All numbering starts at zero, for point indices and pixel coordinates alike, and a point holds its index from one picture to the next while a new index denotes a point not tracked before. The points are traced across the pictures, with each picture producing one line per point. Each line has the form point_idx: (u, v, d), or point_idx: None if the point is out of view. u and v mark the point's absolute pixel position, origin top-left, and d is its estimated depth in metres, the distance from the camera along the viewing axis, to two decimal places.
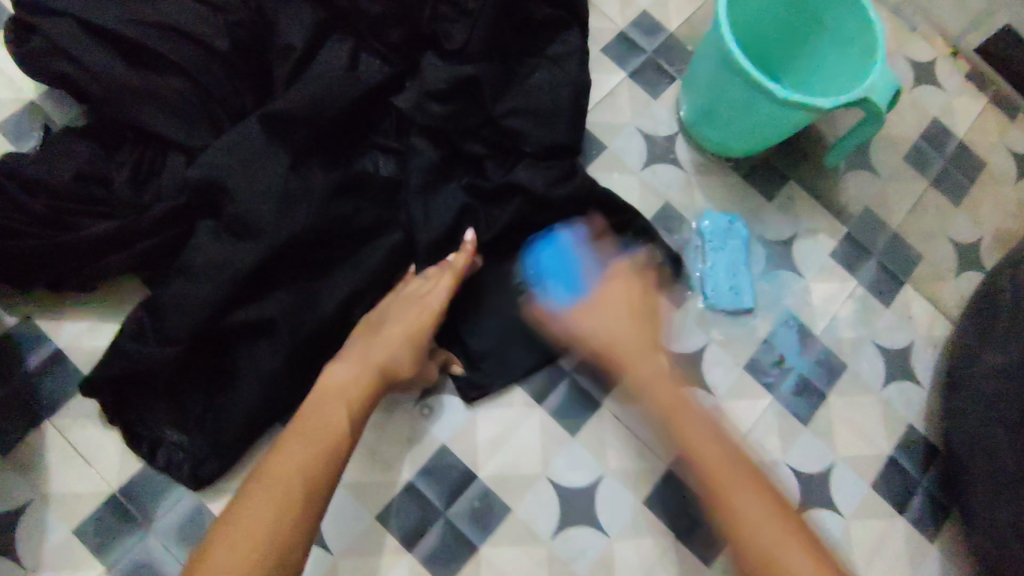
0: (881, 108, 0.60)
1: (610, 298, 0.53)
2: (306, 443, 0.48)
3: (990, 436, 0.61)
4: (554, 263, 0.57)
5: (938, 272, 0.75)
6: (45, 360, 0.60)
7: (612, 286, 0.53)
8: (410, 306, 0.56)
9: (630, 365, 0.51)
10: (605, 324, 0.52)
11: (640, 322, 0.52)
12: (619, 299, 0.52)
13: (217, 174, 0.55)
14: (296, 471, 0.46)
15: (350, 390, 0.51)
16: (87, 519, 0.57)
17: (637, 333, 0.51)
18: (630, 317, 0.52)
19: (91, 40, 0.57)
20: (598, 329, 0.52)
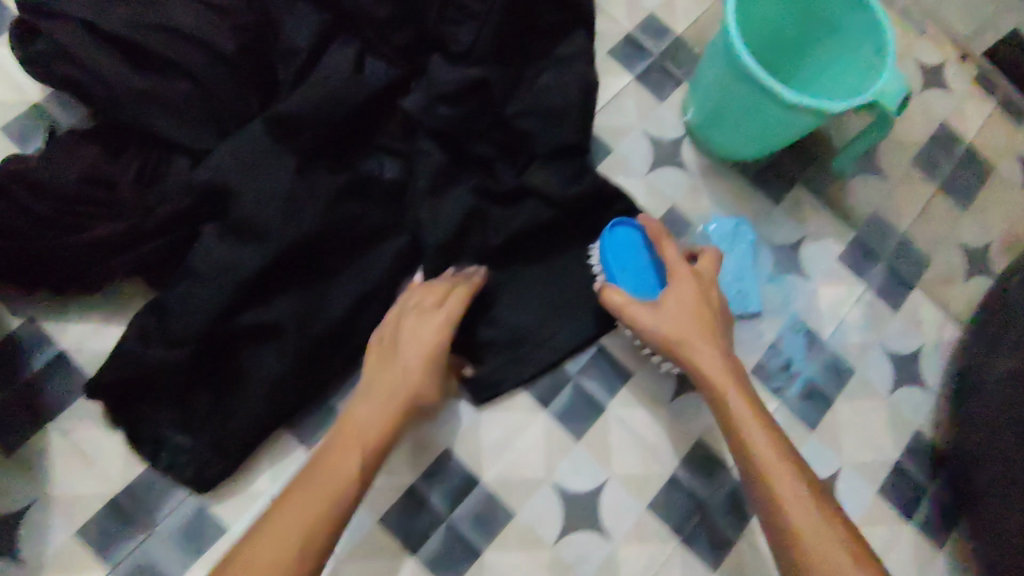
0: (892, 111, 0.59)
1: (680, 292, 0.56)
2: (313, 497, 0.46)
3: (1000, 443, 0.61)
4: (621, 249, 0.60)
5: (946, 277, 0.75)
6: (49, 361, 0.60)
7: (681, 281, 0.56)
8: (426, 324, 0.54)
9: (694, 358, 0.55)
10: (676, 317, 0.55)
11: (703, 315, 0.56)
12: (691, 294, 0.56)
13: (222, 177, 0.55)
14: (300, 529, 0.45)
15: (366, 435, 0.50)
16: (90, 521, 0.57)
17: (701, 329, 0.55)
18: (699, 308, 0.56)
19: (97, 42, 0.57)
20: (667, 322, 0.55)
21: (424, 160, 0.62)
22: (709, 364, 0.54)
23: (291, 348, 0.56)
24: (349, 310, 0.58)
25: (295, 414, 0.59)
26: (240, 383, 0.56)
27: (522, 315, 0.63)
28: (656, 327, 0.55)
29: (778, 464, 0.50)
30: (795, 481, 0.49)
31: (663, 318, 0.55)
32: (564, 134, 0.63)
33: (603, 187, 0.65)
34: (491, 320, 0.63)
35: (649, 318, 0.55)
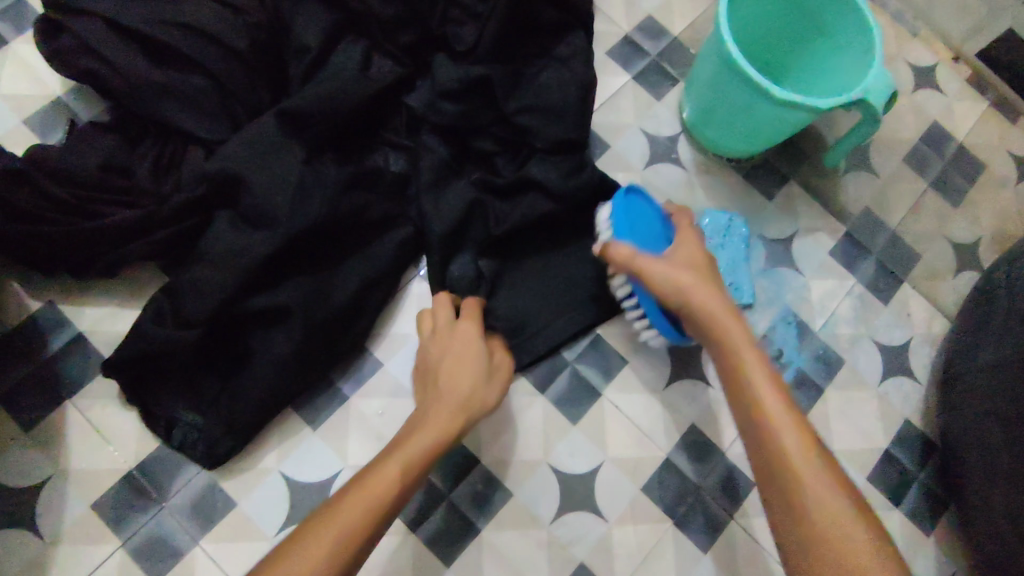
0: (878, 109, 0.61)
1: (685, 253, 0.56)
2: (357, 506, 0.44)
3: (985, 430, 0.62)
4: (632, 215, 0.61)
5: (936, 271, 0.77)
6: (67, 343, 0.62)
7: (685, 240, 0.57)
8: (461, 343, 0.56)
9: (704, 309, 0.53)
10: (687, 270, 0.54)
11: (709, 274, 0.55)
12: (698, 251, 0.57)
13: (234, 167, 0.58)
14: (345, 534, 0.42)
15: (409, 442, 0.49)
16: (105, 495, 0.59)
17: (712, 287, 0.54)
18: (708, 266, 0.56)
19: (117, 38, 0.59)
20: (680, 274, 0.54)
21: (427, 153, 0.65)
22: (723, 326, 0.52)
23: (297, 330, 0.58)
24: (354, 296, 0.61)
25: (301, 394, 0.62)
26: (249, 364, 0.59)
27: (521, 303, 0.65)
28: (666, 278, 0.54)
29: (789, 426, 0.48)
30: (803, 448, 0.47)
31: (675, 268, 0.54)
32: (564, 127, 0.65)
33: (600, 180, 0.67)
34: (491, 307, 0.65)
35: (661, 272, 0.54)
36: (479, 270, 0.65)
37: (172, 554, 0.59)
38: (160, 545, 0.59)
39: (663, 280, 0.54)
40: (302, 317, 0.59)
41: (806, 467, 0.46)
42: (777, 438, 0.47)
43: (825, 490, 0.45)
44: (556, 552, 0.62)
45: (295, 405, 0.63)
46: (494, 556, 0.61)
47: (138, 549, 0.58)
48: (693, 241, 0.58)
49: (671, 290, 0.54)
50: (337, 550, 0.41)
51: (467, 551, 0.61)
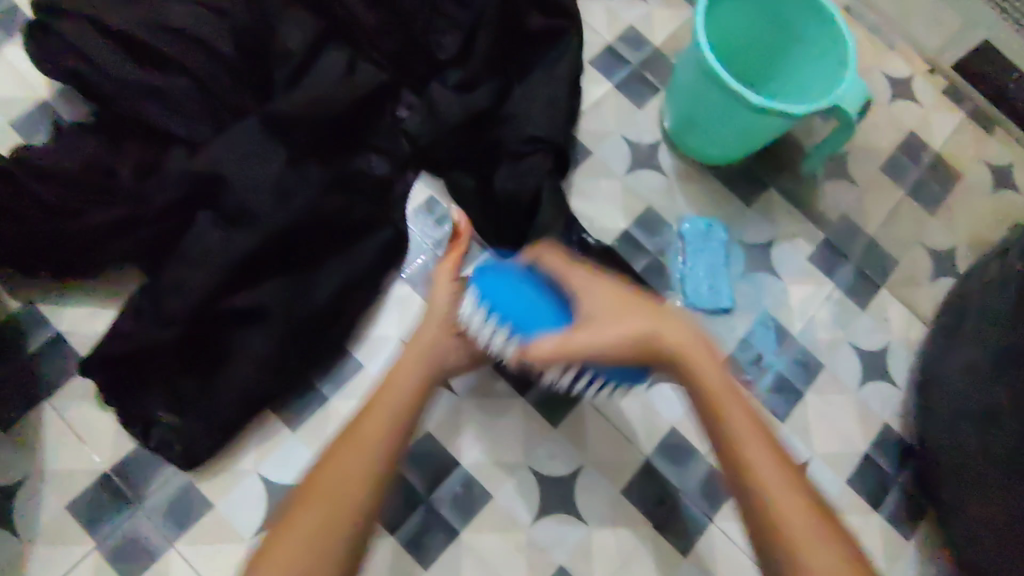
0: (852, 115, 0.62)
1: (618, 299, 0.51)
2: (336, 487, 0.45)
3: (959, 431, 0.63)
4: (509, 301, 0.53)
5: (913, 277, 0.78)
6: (45, 343, 0.62)
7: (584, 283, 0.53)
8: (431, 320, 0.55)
9: (660, 338, 0.50)
10: (610, 317, 0.50)
11: (648, 310, 0.51)
12: (604, 288, 0.53)
13: (216, 167, 0.58)
14: (329, 521, 0.43)
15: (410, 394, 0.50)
16: (80, 496, 0.59)
17: (656, 320, 0.50)
18: (623, 297, 0.52)
19: (104, 40, 0.60)
20: (610, 327, 0.50)
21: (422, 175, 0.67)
22: (681, 343, 0.50)
23: (277, 330, 0.59)
24: (334, 297, 0.61)
25: (280, 396, 0.62)
26: (226, 365, 0.59)
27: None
28: (615, 338, 0.49)
29: (753, 436, 0.47)
30: (767, 454, 0.47)
31: (616, 325, 0.50)
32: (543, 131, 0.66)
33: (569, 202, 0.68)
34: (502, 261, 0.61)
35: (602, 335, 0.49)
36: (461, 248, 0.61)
37: (147, 556, 0.58)
38: (135, 546, 0.58)
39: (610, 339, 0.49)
40: (281, 317, 0.59)
41: (780, 490, 0.45)
42: (755, 470, 0.46)
43: (794, 497, 0.45)
44: (534, 555, 0.62)
45: (275, 407, 0.63)
46: (472, 559, 0.61)
47: (112, 551, 0.58)
48: (586, 278, 0.54)
49: (619, 347, 0.49)
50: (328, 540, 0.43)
51: (444, 554, 0.61)
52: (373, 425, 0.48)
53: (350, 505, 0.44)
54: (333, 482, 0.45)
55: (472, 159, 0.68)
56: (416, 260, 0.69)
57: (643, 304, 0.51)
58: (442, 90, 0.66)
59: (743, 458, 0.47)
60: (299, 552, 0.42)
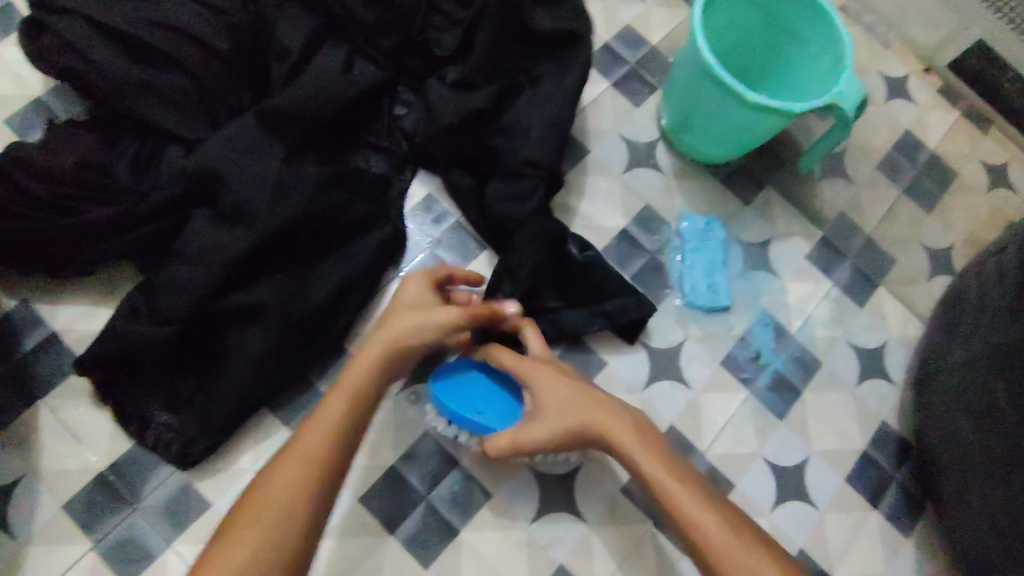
0: (850, 116, 0.62)
1: (555, 393, 0.51)
2: (279, 496, 0.44)
3: (957, 427, 0.63)
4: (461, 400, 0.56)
5: (910, 275, 0.78)
6: (40, 343, 0.62)
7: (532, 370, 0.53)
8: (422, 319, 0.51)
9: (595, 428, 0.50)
10: (551, 410, 0.50)
11: (582, 400, 0.51)
12: (549, 374, 0.52)
13: (213, 164, 0.58)
14: (290, 492, 0.44)
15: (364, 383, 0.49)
16: (77, 496, 0.58)
17: (590, 407, 0.51)
18: (567, 387, 0.52)
19: (99, 36, 0.60)
20: (548, 421, 0.50)
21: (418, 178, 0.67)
22: (613, 428, 0.50)
23: (273, 328, 0.58)
24: (333, 294, 0.61)
25: (278, 395, 0.61)
26: (223, 364, 0.58)
27: (530, 274, 0.63)
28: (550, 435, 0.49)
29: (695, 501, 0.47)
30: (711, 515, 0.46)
31: (552, 423, 0.50)
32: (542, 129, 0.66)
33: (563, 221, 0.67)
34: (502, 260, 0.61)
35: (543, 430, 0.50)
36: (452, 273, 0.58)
37: (144, 556, 0.58)
38: (131, 546, 0.58)
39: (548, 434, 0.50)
40: (278, 315, 0.58)
41: (728, 553, 0.45)
42: (678, 513, 0.46)
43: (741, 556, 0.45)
44: (534, 553, 0.61)
45: (272, 406, 0.63)
46: (472, 558, 0.61)
47: (109, 551, 0.57)
48: (534, 363, 0.53)
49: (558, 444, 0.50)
50: (282, 514, 0.43)
51: (444, 553, 0.61)
52: (340, 401, 0.48)
53: (294, 511, 0.44)
54: (276, 492, 0.44)
55: (470, 157, 0.67)
56: (414, 258, 0.68)
57: (579, 397, 0.51)
58: (439, 88, 0.66)
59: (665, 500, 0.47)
60: (254, 530, 0.43)
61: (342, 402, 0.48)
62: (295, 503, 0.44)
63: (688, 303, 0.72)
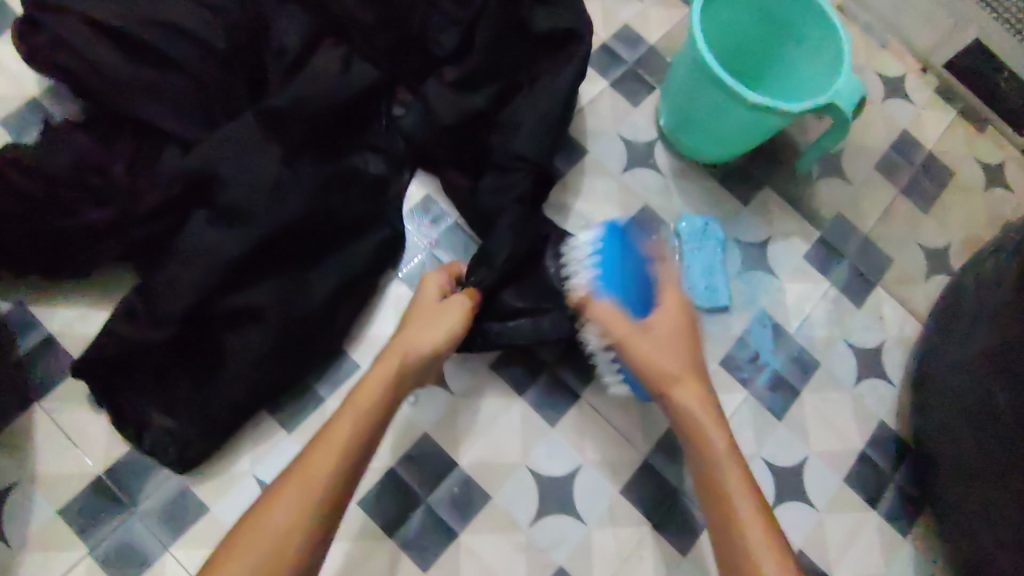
0: (847, 116, 0.62)
1: (677, 321, 0.55)
2: (271, 535, 0.42)
3: (956, 426, 0.63)
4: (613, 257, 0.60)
5: (908, 275, 0.78)
6: (36, 345, 0.61)
7: (668, 305, 0.56)
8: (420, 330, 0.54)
9: (670, 393, 0.54)
10: (666, 335, 0.55)
11: (691, 348, 0.55)
12: (679, 323, 0.55)
13: (211, 165, 0.57)
14: (293, 515, 0.43)
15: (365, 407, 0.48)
16: (73, 501, 0.58)
17: (686, 360, 0.54)
18: (680, 345, 0.54)
19: (93, 35, 0.59)
20: (660, 345, 0.54)
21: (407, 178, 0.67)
22: (687, 400, 0.53)
23: (273, 330, 0.58)
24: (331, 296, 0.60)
25: (276, 397, 0.61)
26: (221, 367, 0.58)
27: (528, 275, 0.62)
28: (653, 361, 0.54)
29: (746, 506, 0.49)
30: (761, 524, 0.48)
31: (664, 345, 0.54)
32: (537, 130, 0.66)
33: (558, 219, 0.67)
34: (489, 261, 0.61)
35: (644, 351, 0.54)
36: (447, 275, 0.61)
37: (141, 560, 0.57)
38: (129, 550, 0.58)
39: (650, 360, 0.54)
40: (277, 318, 0.58)
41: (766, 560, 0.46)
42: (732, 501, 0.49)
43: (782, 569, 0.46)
44: (534, 556, 0.61)
45: (271, 409, 0.62)
46: (471, 560, 0.61)
47: (105, 555, 0.57)
48: (674, 301, 0.56)
49: (653, 371, 0.54)
50: (275, 547, 0.42)
51: (444, 555, 0.60)
52: (345, 425, 0.47)
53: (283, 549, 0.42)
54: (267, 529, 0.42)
55: (468, 157, 0.67)
56: (413, 260, 0.68)
57: (693, 336, 0.56)
58: (438, 87, 0.66)
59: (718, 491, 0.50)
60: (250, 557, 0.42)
61: (348, 424, 0.47)
62: (287, 537, 0.42)
63: None
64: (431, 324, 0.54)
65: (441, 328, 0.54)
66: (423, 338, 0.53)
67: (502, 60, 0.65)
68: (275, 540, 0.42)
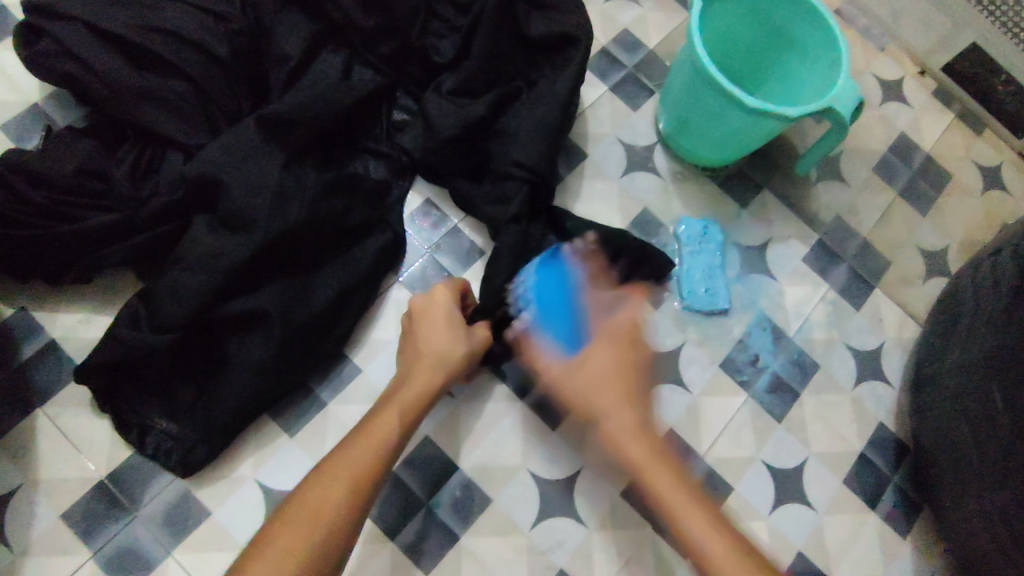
0: (845, 119, 0.62)
1: (600, 353, 0.55)
2: (318, 503, 0.46)
3: (955, 428, 0.63)
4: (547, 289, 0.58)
5: (907, 278, 0.79)
6: (39, 350, 0.61)
7: (604, 350, 0.55)
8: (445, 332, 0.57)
9: (603, 413, 0.53)
10: (598, 370, 0.54)
11: (619, 373, 0.54)
12: (613, 369, 0.54)
13: (212, 171, 0.57)
14: (344, 481, 0.48)
15: (408, 399, 0.54)
16: (76, 506, 0.58)
17: (608, 382, 0.54)
18: (618, 386, 0.54)
19: (96, 41, 0.59)
20: (578, 383, 0.54)
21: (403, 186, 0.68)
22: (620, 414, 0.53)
23: (274, 336, 0.58)
24: (333, 301, 0.61)
25: (278, 401, 0.61)
26: (225, 371, 0.58)
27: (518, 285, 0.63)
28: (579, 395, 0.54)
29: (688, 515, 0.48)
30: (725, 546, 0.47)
31: (587, 379, 0.54)
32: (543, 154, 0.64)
33: (558, 222, 0.67)
34: None
35: (574, 388, 0.55)
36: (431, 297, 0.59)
37: (144, 565, 0.58)
38: (131, 554, 0.58)
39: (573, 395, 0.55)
40: (279, 323, 0.58)
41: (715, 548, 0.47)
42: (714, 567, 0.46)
43: None
44: (535, 558, 0.62)
45: (273, 414, 0.62)
46: (472, 563, 0.61)
47: (108, 560, 0.57)
48: (610, 355, 0.55)
49: (585, 399, 0.54)
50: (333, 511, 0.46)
51: (445, 559, 0.61)
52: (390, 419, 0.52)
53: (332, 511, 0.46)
54: (326, 496, 0.47)
55: (460, 174, 0.67)
56: (414, 263, 0.68)
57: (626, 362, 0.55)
58: (437, 100, 0.64)
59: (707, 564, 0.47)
60: (302, 524, 0.45)
61: (393, 417, 0.52)
62: (341, 502, 0.47)
63: (688, 306, 0.72)
64: (455, 327, 0.57)
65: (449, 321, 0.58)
66: (454, 330, 0.57)
67: (500, 66, 0.65)
68: (332, 501, 0.47)
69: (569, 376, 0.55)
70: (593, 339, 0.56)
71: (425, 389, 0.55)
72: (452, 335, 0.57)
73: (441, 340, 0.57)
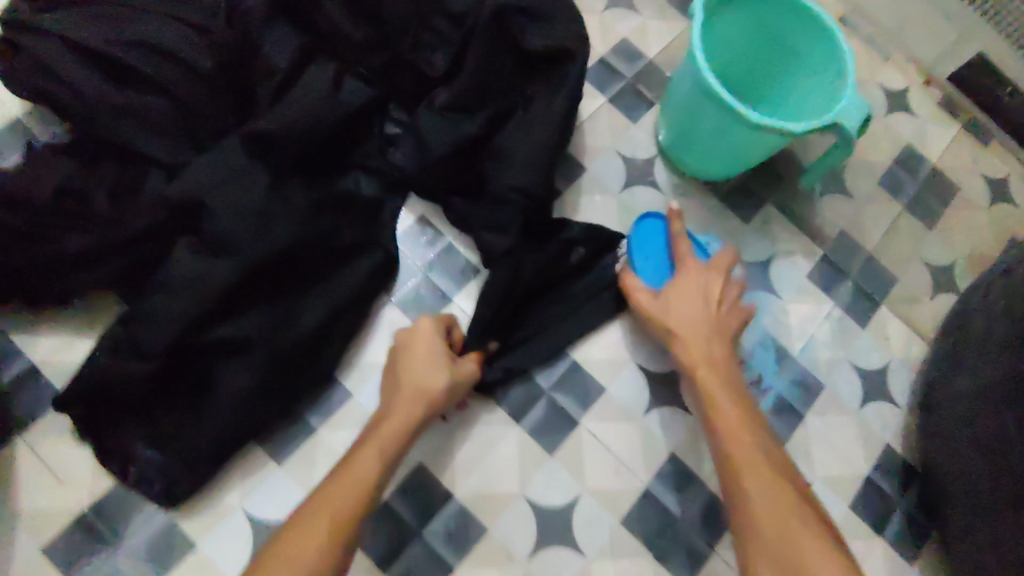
0: (851, 134, 0.60)
1: (687, 287, 0.60)
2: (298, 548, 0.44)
3: (965, 454, 0.61)
4: (643, 236, 0.65)
5: (914, 294, 0.77)
6: (19, 375, 0.59)
7: (689, 278, 0.61)
8: (424, 366, 0.55)
9: (688, 350, 0.58)
10: (679, 311, 0.59)
11: (709, 311, 0.60)
12: (696, 298, 0.60)
13: (195, 193, 0.55)
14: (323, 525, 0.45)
15: (386, 439, 0.51)
16: (56, 538, 0.56)
17: (696, 323, 0.59)
18: (704, 311, 0.60)
19: (76, 57, 0.57)
20: (668, 310, 0.60)
21: (393, 202, 0.66)
22: (711, 374, 0.57)
23: (260, 363, 0.56)
24: (322, 325, 0.59)
25: (267, 427, 0.59)
26: (211, 398, 0.56)
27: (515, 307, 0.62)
28: (675, 328, 0.59)
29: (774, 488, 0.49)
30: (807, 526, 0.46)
31: (676, 316, 0.59)
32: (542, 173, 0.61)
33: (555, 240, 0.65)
34: None
35: (677, 318, 0.59)
36: (409, 333, 0.58)
37: None
38: None
39: (675, 324, 0.59)
40: (264, 351, 0.56)
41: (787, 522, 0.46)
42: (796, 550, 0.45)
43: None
44: None
45: (262, 439, 0.60)
46: None
47: None
48: (693, 280, 0.61)
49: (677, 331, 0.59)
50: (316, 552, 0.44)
51: None
52: (370, 460, 0.50)
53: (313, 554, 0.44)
54: (304, 542, 0.44)
55: (454, 192, 0.66)
56: (407, 282, 0.66)
57: (718, 307, 0.60)
58: (428, 115, 0.64)
59: (755, 521, 0.48)
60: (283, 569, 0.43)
61: (371, 455, 0.50)
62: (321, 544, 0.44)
63: None
64: (436, 360, 0.56)
65: (424, 350, 0.56)
66: (431, 363, 0.56)
67: (494, 78, 0.63)
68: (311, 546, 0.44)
69: (665, 312, 0.60)
70: (678, 273, 0.62)
71: (406, 425, 0.53)
72: (433, 365, 0.56)
73: (419, 373, 0.55)
